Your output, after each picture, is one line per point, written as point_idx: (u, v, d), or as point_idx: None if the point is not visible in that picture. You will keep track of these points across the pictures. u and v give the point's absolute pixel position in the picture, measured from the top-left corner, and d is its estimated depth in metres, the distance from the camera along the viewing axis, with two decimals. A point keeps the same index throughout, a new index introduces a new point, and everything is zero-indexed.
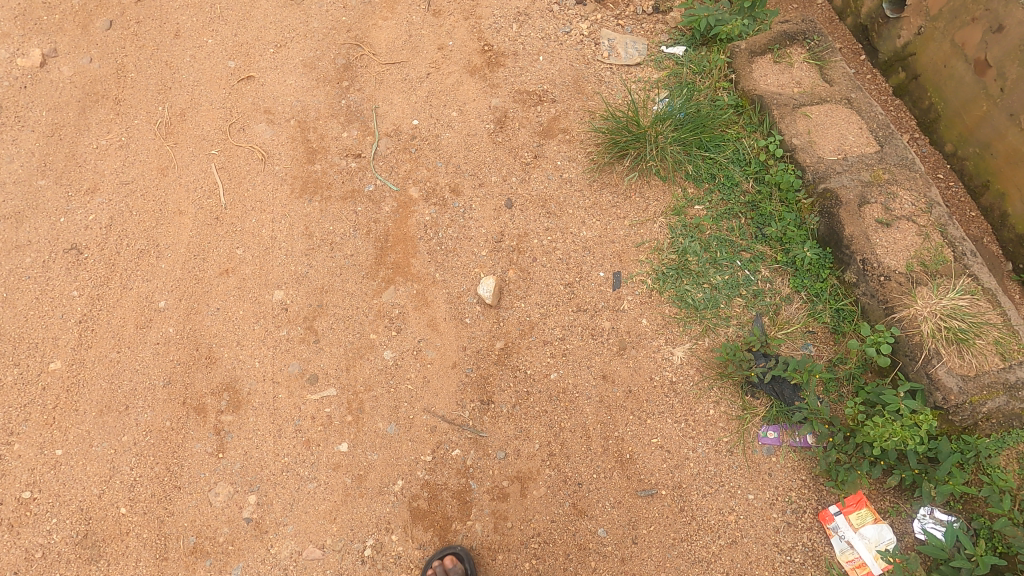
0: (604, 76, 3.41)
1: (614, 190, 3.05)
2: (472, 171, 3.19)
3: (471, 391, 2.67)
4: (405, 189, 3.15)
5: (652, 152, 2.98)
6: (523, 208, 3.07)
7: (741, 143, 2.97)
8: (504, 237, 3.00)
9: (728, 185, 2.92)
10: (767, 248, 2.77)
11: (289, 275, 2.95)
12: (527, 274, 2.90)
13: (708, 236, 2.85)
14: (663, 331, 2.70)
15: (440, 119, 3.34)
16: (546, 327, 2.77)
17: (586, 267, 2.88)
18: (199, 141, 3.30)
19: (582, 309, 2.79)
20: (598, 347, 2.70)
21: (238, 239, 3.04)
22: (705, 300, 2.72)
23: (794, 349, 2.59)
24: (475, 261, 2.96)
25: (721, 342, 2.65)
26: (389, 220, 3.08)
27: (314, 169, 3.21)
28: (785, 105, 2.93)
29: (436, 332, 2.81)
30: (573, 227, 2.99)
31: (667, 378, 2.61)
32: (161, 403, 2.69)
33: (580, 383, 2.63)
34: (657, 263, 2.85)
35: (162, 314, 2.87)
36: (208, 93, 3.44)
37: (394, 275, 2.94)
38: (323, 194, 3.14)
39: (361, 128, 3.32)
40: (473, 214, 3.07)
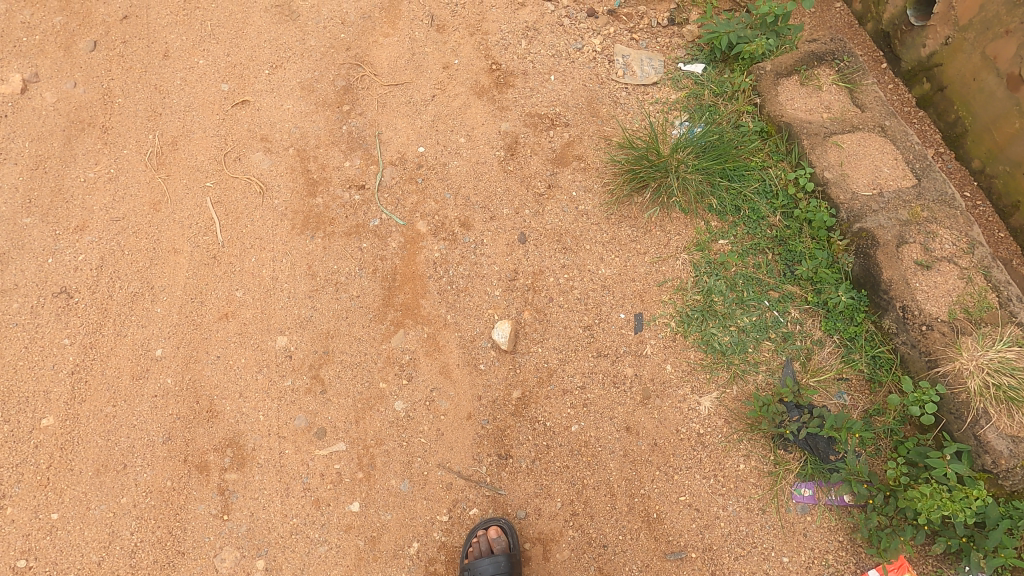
0: (619, 97, 3.22)
1: (633, 224, 2.89)
2: (482, 203, 3.02)
3: (488, 445, 2.54)
4: (412, 223, 2.99)
5: (674, 184, 2.81)
6: (538, 243, 2.90)
7: (767, 173, 2.81)
8: (518, 275, 2.84)
9: (754, 218, 2.77)
10: (796, 288, 2.63)
11: (292, 319, 2.80)
12: (543, 315, 2.75)
13: (734, 273, 2.70)
14: (688, 379, 2.57)
15: (446, 146, 3.16)
16: (565, 374, 2.63)
17: (606, 308, 2.74)
18: (192, 173, 3.12)
19: (603, 354, 2.65)
20: (621, 396, 2.57)
21: (237, 280, 2.88)
22: (732, 344, 2.58)
23: (827, 398, 2.47)
24: (488, 302, 2.80)
25: (750, 391, 2.52)
26: (395, 257, 2.92)
27: (315, 203, 3.04)
28: (815, 134, 2.76)
29: (449, 380, 2.66)
30: (590, 264, 2.83)
31: (694, 430, 2.49)
32: (160, 461, 2.56)
33: (602, 436, 2.51)
34: (681, 304, 2.70)
35: (160, 363, 2.72)
36: (200, 119, 3.25)
37: (403, 318, 2.79)
38: (325, 230, 2.97)
39: (363, 156, 3.14)
40: (485, 250, 2.91)
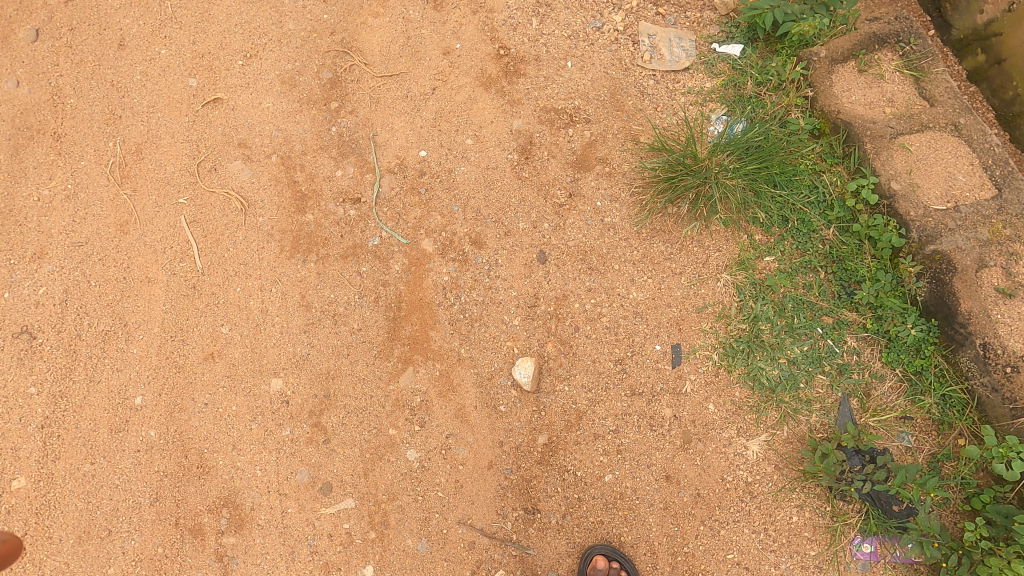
0: (646, 87, 2.78)
1: (667, 240, 2.56)
2: (495, 216, 2.67)
3: (513, 498, 2.31)
4: (417, 242, 2.65)
5: (714, 193, 2.46)
6: (560, 262, 2.58)
7: (820, 179, 2.48)
8: (538, 301, 2.53)
9: (804, 232, 2.45)
10: (854, 313, 2.35)
11: (286, 358, 2.49)
12: (569, 348, 2.45)
13: (782, 296, 2.41)
14: (733, 419, 2.31)
15: (452, 149, 2.77)
16: (596, 416, 2.36)
17: (639, 338, 2.44)
18: (162, 187, 2.74)
19: (636, 393, 2.37)
20: (659, 440, 2.31)
21: (221, 313, 2.55)
22: (782, 379, 2.32)
23: (889, 440, 2.24)
24: (506, 332, 2.50)
25: (803, 433, 2.27)
26: (399, 282, 2.60)
27: (305, 221, 2.68)
28: (879, 136, 2.42)
29: (467, 425, 2.39)
30: (620, 288, 2.52)
31: (742, 479, 2.25)
32: (149, 525, 2.32)
33: (640, 487, 2.28)
34: (724, 333, 2.41)
35: (140, 413, 2.43)
36: (167, 122, 2.83)
37: (412, 353, 2.49)
38: (318, 252, 2.63)
39: (357, 163, 2.76)
40: (500, 272, 2.58)
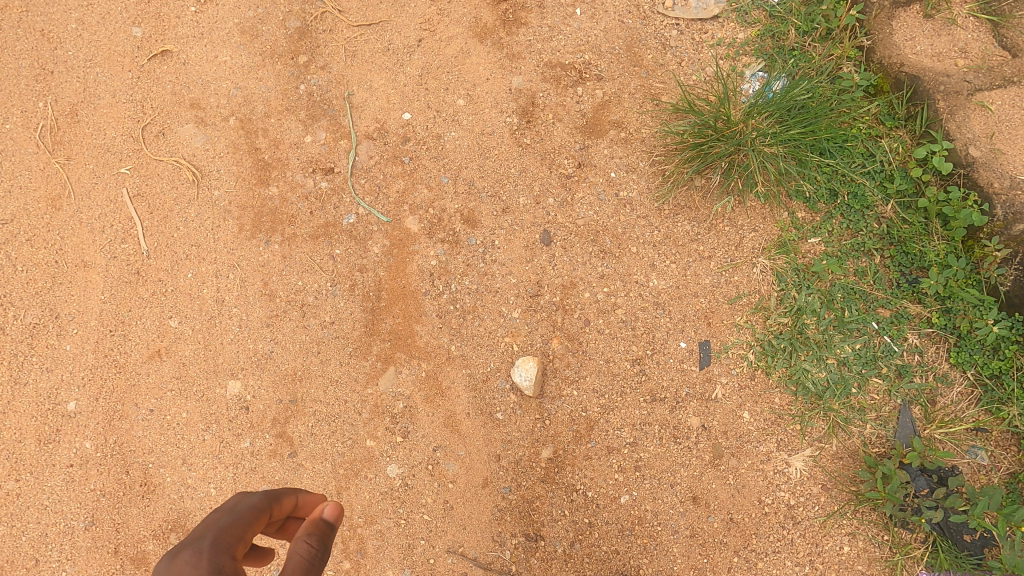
0: (668, 38, 2.34)
1: (693, 218, 2.17)
2: (491, 190, 2.28)
3: (512, 522, 1.98)
4: (400, 220, 2.27)
5: (750, 162, 2.08)
6: (567, 244, 2.19)
7: (878, 146, 2.10)
8: (541, 290, 2.16)
9: (857, 209, 2.08)
10: (916, 304, 1.99)
11: (244, 356, 2.12)
12: (577, 345, 2.09)
13: (829, 285, 2.05)
14: (772, 431, 1.96)
15: (440, 111, 2.36)
16: (609, 427, 2.00)
17: (660, 334, 2.07)
18: (101, 155, 2.34)
19: (657, 399, 2.01)
20: (685, 455, 1.96)
21: (169, 303, 2.17)
22: (830, 383, 1.96)
23: (958, 456, 1.90)
24: (504, 327, 2.13)
25: (855, 447, 1.92)
26: (379, 268, 2.22)
27: (269, 195, 2.28)
28: (956, 92, 2.04)
29: (458, 436, 2.04)
30: (637, 275, 2.14)
31: (783, 501, 1.91)
32: (84, 553, 2.00)
33: (662, 511, 1.94)
34: (761, 328, 2.04)
35: (74, 421, 2.08)
36: (107, 79, 2.40)
37: (393, 351, 2.13)
38: (284, 231, 2.24)
39: (329, 127, 2.35)
40: (497, 256, 2.20)
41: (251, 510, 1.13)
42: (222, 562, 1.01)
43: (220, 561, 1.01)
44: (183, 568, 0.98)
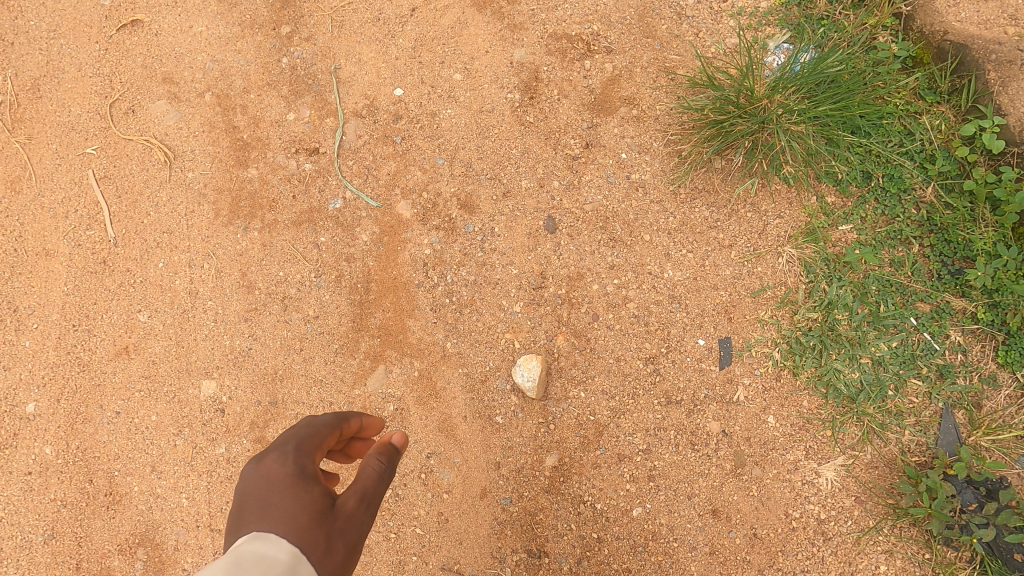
0: (684, 7, 2.13)
1: (712, 203, 1.98)
2: (491, 172, 2.08)
3: (513, 536, 1.80)
4: (391, 206, 2.08)
5: (776, 142, 1.90)
6: (574, 231, 2.00)
7: (917, 123, 1.90)
8: (545, 281, 1.97)
9: (894, 192, 1.89)
10: (959, 298, 1.80)
11: (220, 353, 1.94)
12: (584, 342, 1.90)
13: (863, 276, 1.86)
14: (799, 437, 1.78)
15: (435, 87, 2.16)
16: (620, 432, 1.82)
17: (676, 330, 1.89)
18: (65, 134, 2.14)
19: (673, 401, 1.83)
20: (704, 463, 1.78)
21: (138, 295, 1.99)
22: (864, 385, 1.77)
23: (1009, 467, 1.70)
24: (505, 322, 1.95)
25: (892, 455, 1.74)
26: (367, 257, 2.03)
27: (248, 177, 2.09)
28: (1008, 62, 1.87)
29: (454, 441, 1.86)
30: (650, 265, 1.95)
31: (812, 515, 1.73)
32: (43, 569, 1.84)
33: (678, 525, 1.76)
34: (787, 324, 1.85)
35: (33, 425, 1.91)
36: (71, 51, 2.20)
37: (384, 349, 1.95)
38: (264, 217, 2.05)
39: (314, 104, 2.15)
40: (498, 244, 2.02)
41: (326, 423, 1.05)
42: (304, 468, 0.95)
43: (303, 467, 0.95)
44: (268, 469, 0.93)
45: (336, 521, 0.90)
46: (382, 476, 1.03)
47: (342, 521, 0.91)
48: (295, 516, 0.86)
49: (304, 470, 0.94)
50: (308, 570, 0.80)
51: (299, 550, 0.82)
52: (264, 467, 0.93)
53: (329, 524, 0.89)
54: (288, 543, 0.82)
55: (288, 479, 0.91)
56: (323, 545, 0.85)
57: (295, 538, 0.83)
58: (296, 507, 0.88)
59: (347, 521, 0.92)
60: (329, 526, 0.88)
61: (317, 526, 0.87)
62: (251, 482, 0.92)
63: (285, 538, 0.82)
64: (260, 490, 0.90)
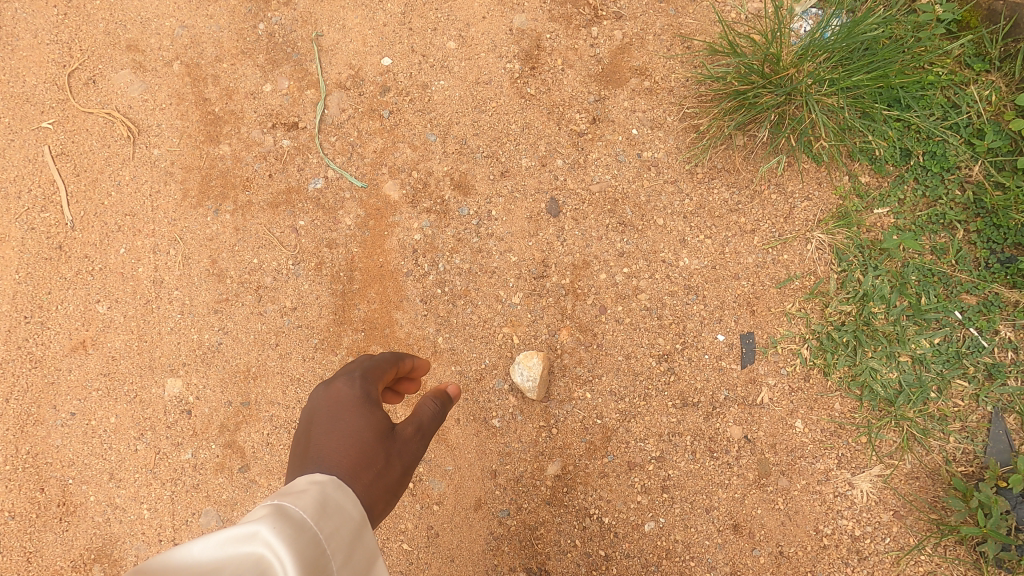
0: None
1: (732, 184, 1.79)
2: (488, 150, 1.89)
3: (511, 552, 1.62)
4: (377, 186, 1.88)
5: (804, 118, 1.70)
6: (579, 215, 1.81)
7: (964, 94, 1.70)
8: (548, 270, 1.78)
9: (937, 172, 1.69)
10: (1012, 289, 1.60)
11: (187, 349, 1.75)
12: (590, 338, 1.72)
13: (901, 265, 1.67)
14: (831, 444, 1.59)
15: (427, 56, 1.95)
16: (630, 438, 1.64)
17: (693, 325, 1.70)
18: (19, 107, 1.95)
19: (689, 404, 1.65)
20: (724, 473, 1.60)
21: (97, 283, 1.80)
22: (903, 387, 1.59)
23: None
24: (502, 315, 1.76)
25: (936, 465, 1.55)
26: (351, 243, 1.84)
27: (219, 155, 1.89)
28: None
29: (446, 447, 1.68)
30: (664, 252, 1.76)
31: (844, 532, 1.55)
32: None
33: (695, 542, 1.58)
34: (817, 318, 1.66)
35: None
36: (26, 15, 1.99)
37: (368, 344, 1.76)
38: (237, 199, 1.86)
39: (293, 74, 1.95)
40: (495, 229, 1.82)
41: (389, 359, 1.04)
42: (369, 393, 0.95)
43: (369, 392, 0.95)
44: (338, 391, 0.94)
45: (395, 443, 0.91)
46: (439, 416, 1.02)
47: (401, 444, 0.91)
48: (358, 433, 0.87)
49: (371, 395, 0.94)
50: (372, 484, 0.82)
51: (365, 465, 0.83)
52: (332, 388, 0.93)
53: (388, 444, 0.89)
54: (352, 458, 0.83)
55: (353, 401, 0.92)
56: (382, 462, 0.86)
57: (358, 452, 0.84)
58: (359, 425, 0.89)
59: (405, 443, 0.93)
60: (389, 446, 0.89)
61: (377, 445, 0.88)
62: (321, 400, 0.94)
63: (346, 450, 0.84)
64: (331, 408, 0.91)
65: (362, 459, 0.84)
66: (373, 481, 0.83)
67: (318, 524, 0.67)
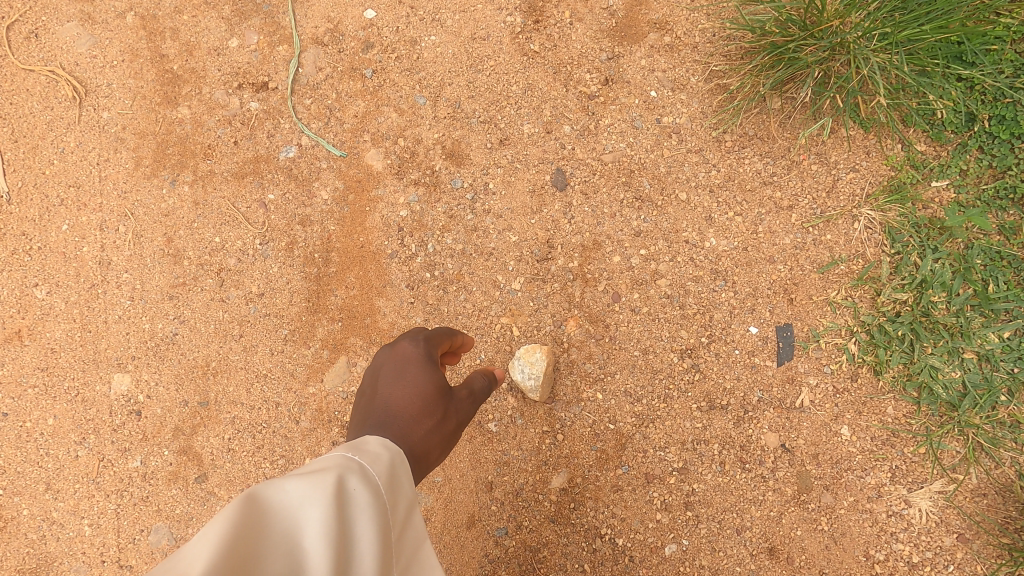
0: None
1: (766, 153, 1.55)
2: (486, 115, 1.64)
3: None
4: (358, 156, 1.64)
5: (849, 82, 1.45)
6: (590, 189, 1.57)
7: None
8: (553, 252, 1.54)
9: (1010, 136, 1.42)
10: None
11: (136, 340, 1.52)
12: (602, 330, 1.49)
13: (965, 245, 1.42)
14: (883, 455, 1.36)
15: (416, 7, 1.70)
16: (648, 446, 1.41)
17: (721, 315, 1.47)
18: None
19: (717, 407, 1.42)
20: (757, 488, 1.37)
21: (36, 264, 1.58)
22: (968, 389, 1.35)
23: None
24: (500, 303, 1.53)
25: (1010, 482, 1.32)
26: (327, 219, 1.60)
27: (178, 119, 1.65)
28: None
29: None
30: (687, 232, 1.52)
31: (900, 558, 1.32)
32: None
33: (723, 568, 1.36)
34: (866, 308, 1.43)
35: None
36: None
37: (346, 336, 1.53)
38: (197, 169, 1.62)
39: (263, 28, 1.70)
40: (493, 205, 1.59)
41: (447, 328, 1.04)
42: (432, 355, 0.95)
43: (432, 353, 0.96)
44: (402, 351, 0.95)
45: (452, 402, 0.92)
46: (485, 390, 1.03)
47: (457, 404, 0.92)
48: (422, 388, 0.87)
49: (434, 358, 0.95)
50: (431, 439, 0.83)
51: (424, 421, 0.84)
52: (397, 346, 0.94)
53: (447, 402, 0.90)
54: (415, 412, 0.84)
55: (417, 359, 0.92)
56: (441, 419, 0.87)
57: (423, 405, 0.84)
58: (423, 382, 0.89)
59: (462, 403, 0.93)
60: (448, 403, 0.90)
61: (438, 401, 0.88)
62: (385, 357, 0.95)
63: (410, 402, 0.84)
64: (395, 366, 0.91)
65: (425, 411, 0.84)
66: (434, 434, 0.84)
67: (388, 492, 0.67)
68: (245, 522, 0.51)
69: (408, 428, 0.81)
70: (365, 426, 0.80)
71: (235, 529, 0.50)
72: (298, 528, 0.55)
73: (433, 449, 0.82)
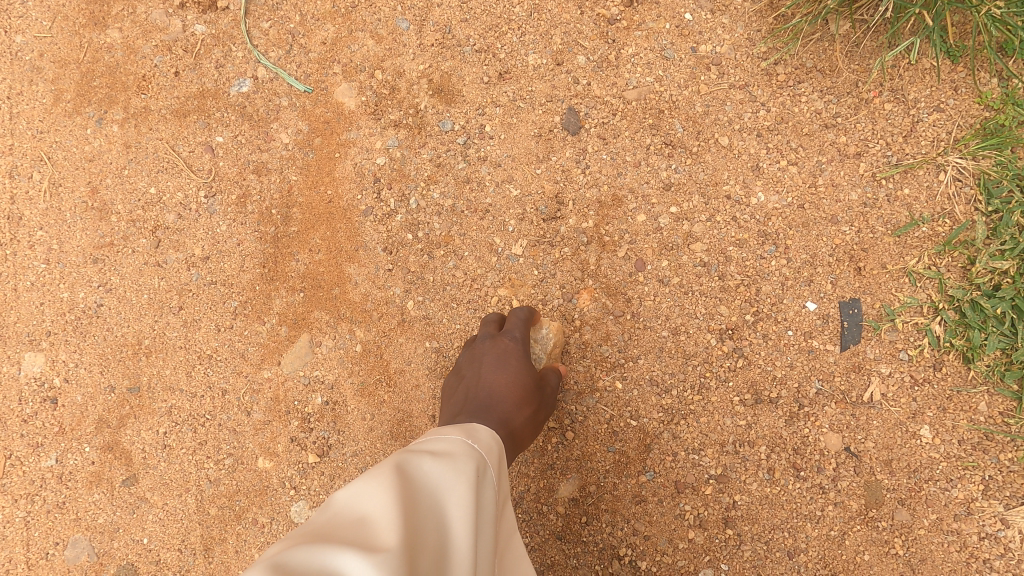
0: None
1: (829, 89, 1.23)
2: (482, 39, 1.32)
3: None
4: (325, 91, 1.33)
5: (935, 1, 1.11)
6: (611, 133, 1.27)
7: None
8: (563, 210, 1.25)
9: None
10: None
11: (52, 312, 1.28)
12: (624, 305, 1.21)
13: None
14: (974, 463, 1.09)
15: None
16: (679, 448, 1.16)
17: (772, 289, 1.19)
18: None
19: (765, 402, 1.15)
20: (814, 501, 1.12)
21: None
22: None
23: None
24: (498, 271, 1.25)
25: None
26: (288, 168, 1.31)
27: (104, 43, 1.35)
28: None
29: None
30: (730, 184, 1.23)
31: None
32: None
33: None
34: (954, 280, 1.14)
35: None
36: None
37: (308, 311, 1.26)
38: (129, 106, 1.33)
39: None
40: (490, 153, 1.29)
41: (529, 311, 1.15)
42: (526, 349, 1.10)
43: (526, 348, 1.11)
44: (502, 343, 1.10)
45: (543, 397, 1.08)
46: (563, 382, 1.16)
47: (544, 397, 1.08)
48: (519, 382, 1.04)
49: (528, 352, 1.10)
50: (525, 427, 1.01)
51: (521, 412, 1.01)
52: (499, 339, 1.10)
53: (539, 395, 1.07)
54: (514, 404, 1.01)
55: (515, 352, 1.08)
56: (534, 409, 1.04)
57: (521, 399, 1.02)
58: (520, 376, 1.06)
59: (550, 397, 1.10)
60: (539, 395, 1.07)
61: (531, 393, 1.05)
62: (486, 345, 1.11)
63: (511, 393, 1.02)
64: (497, 358, 1.08)
65: (522, 402, 1.02)
66: (528, 421, 1.02)
67: (497, 478, 0.77)
68: (409, 487, 0.63)
69: (510, 413, 0.99)
70: (474, 408, 0.99)
71: (404, 494, 0.60)
72: (445, 502, 0.64)
73: (526, 435, 1.01)
